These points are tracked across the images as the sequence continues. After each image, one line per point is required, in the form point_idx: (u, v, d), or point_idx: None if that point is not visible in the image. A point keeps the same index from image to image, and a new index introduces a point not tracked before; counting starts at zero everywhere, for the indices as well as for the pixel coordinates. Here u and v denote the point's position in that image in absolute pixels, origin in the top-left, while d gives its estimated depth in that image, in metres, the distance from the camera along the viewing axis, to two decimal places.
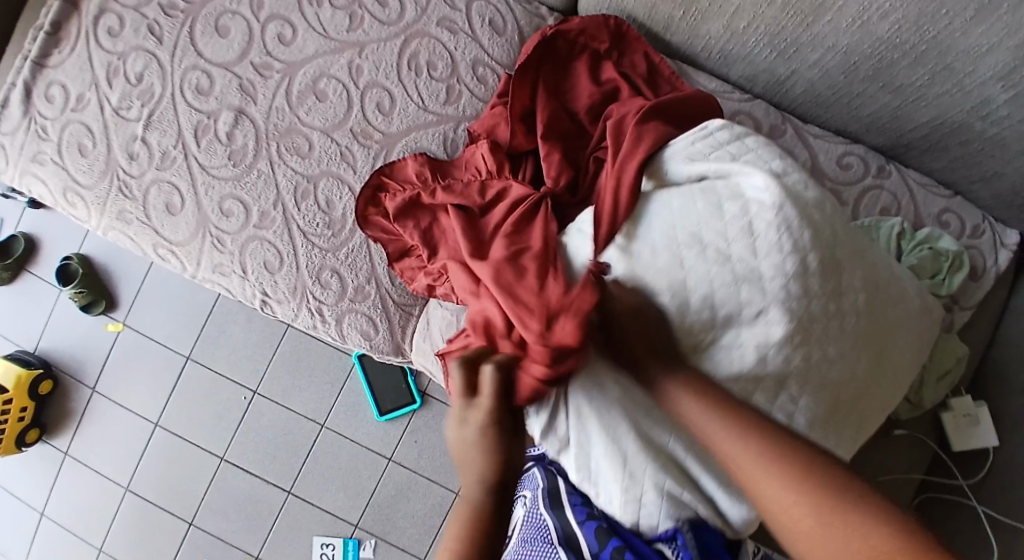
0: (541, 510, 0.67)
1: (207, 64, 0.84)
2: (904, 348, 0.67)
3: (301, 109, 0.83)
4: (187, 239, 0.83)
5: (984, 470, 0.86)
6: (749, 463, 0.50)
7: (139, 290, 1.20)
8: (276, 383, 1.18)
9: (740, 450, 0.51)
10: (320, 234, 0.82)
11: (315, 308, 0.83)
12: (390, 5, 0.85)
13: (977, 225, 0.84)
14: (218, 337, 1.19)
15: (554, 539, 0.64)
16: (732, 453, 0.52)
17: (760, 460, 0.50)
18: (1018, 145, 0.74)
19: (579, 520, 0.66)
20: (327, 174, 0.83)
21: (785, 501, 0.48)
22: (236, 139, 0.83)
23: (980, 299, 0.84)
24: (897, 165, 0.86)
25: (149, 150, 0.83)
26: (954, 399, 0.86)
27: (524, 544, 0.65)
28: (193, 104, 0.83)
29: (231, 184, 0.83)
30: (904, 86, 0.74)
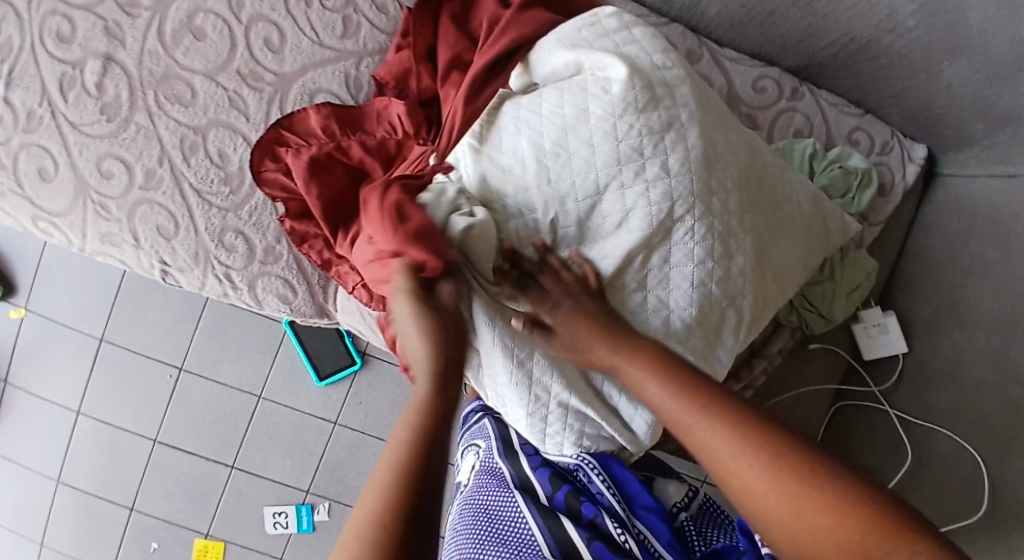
0: (496, 457, 0.67)
1: (67, 7, 0.75)
2: (780, 266, 0.70)
3: (178, 51, 0.77)
4: (67, 208, 0.77)
5: (893, 376, 0.92)
6: (694, 422, 0.50)
7: (37, 271, 1.11)
8: (201, 356, 1.11)
9: (686, 410, 0.51)
10: (217, 191, 0.77)
11: (222, 273, 0.78)
12: None
13: (885, 142, 0.86)
14: (133, 314, 1.12)
15: (509, 480, 0.63)
16: (687, 428, 0.50)
17: (706, 418, 0.50)
18: (923, 58, 0.75)
19: (533, 466, 0.66)
20: (215, 124, 0.77)
21: (729, 455, 0.47)
22: (107, 90, 0.75)
23: (888, 215, 0.87)
24: (810, 85, 0.85)
25: (13, 111, 0.75)
26: (864, 311, 0.92)
27: (479, 487, 0.64)
28: (56, 54, 0.75)
29: (107, 141, 0.76)
30: (814, 2, 0.73)
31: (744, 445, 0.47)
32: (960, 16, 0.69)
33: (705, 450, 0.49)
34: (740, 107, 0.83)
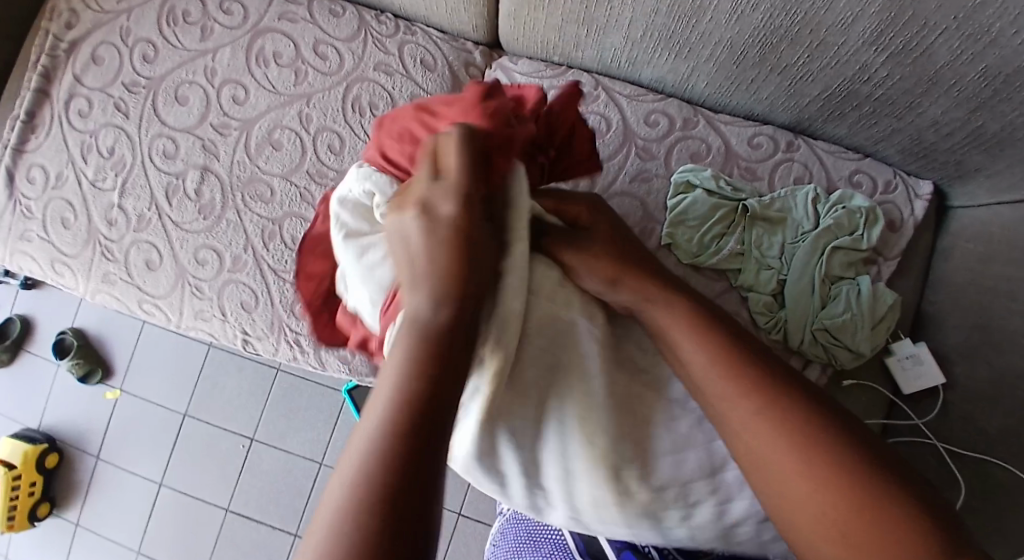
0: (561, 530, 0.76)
1: (170, 130, 0.93)
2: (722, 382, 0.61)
3: (259, 159, 0.92)
4: (168, 290, 0.91)
5: (936, 410, 0.92)
6: (753, 437, 0.54)
7: (132, 357, 1.25)
8: (273, 428, 1.20)
9: (752, 423, 0.54)
10: (288, 269, 0.89)
11: (293, 339, 0.90)
12: (329, 58, 0.94)
13: (888, 181, 0.92)
14: (212, 389, 1.22)
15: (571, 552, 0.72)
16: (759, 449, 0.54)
17: (771, 430, 0.53)
18: (904, 100, 0.82)
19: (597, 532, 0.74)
20: (290, 215, 0.90)
21: (794, 489, 0.51)
22: (203, 194, 0.91)
23: (905, 247, 0.92)
24: (806, 139, 0.94)
25: (126, 215, 0.92)
26: (895, 343, 0.93)
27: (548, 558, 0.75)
28: (162, 167, 0.92)
29: (202, 235, 0.91)
30: (790, 66, 0.83)
31: (815, 474, 0.51)
32: (929, 60, 0.76)
33: (769, 468, 0.53)
34: (738, 163, 0.92)
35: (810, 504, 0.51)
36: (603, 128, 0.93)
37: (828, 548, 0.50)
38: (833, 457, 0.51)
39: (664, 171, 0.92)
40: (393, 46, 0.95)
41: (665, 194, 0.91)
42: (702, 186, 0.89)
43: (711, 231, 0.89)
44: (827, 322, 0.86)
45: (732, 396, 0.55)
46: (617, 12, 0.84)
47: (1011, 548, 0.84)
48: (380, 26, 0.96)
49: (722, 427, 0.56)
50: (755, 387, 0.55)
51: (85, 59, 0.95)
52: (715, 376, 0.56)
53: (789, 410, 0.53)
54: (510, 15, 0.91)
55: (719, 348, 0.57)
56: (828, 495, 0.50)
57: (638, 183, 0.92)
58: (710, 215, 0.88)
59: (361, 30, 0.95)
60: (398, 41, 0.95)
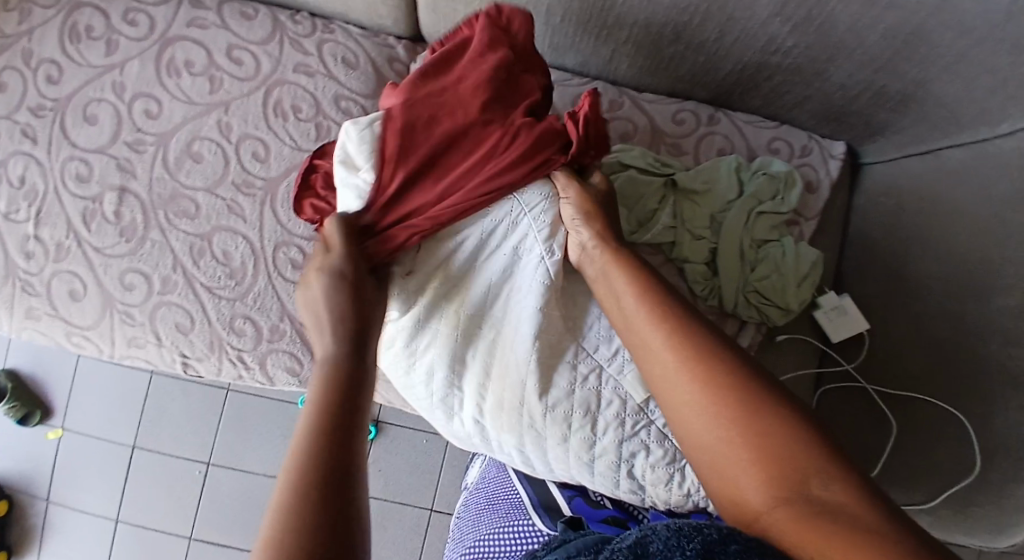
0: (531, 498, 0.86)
1: (83, 152, 0.89)
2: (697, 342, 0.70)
3: (182, 175, 0.89)
4: (95, 322, 0.88)
5: (863, 352, 0.98)
6: (678, 389, 0.60)
7: (71, 393, 1.19)
8: (228, 448, 1.17)
9: (676, 378, 0.60)
10: (225, 286, 0.87)
11: (236, 357, 0.88)
12: (245, 64, 0.92)
13: (804, 145, 0.97)
14: (158, 417, 1.19)
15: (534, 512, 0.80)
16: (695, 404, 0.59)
17: (693, 384, 0.59)
18: (812, 67, 0.87)
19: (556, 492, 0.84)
20: (219, 229, 0.88)
21: (709, 432, 0.57)
22: (124, 216, 0.88)
23: (823, 207, 0.97)
24: (725, 111, 0.98)
25: (44, 245, 0.88)
26: (822, 298, 0.98)
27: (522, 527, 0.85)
28: (77, 192, 0.88)
29: (128, 258, 0.87)
30: (703, 43, 0.86)
31: (727, 419, 0.56)
32: (831, 27, 0.81)
33: (689, 415, 0.59)
34: (663, 139, 0.95)
35: (723, 445, 0.56)
36: None
37: (737, 483, 0.55)
38: (751, 404, 0.56)
39: None
40: (312, 45, 0.94)
41: None
42: (632, 165, 0.91)
43: (644, 208, 0.91)
44: (758, 285, 0.90)
45: (663, 352, 0.62)
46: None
47: (943, 480, 0.89)
48: (296, 26, 0.94)
49: (657, 380, 0.63)
50: (684, 348, 0.61)
51: None
52: (657, 340, 0.63)
53: (711, 363, 0.59)
54: (428, 6, 0.91)
55: (659, 318, 0.64)
56: (738, 434, 0.56)
57: None
58: (642, 193, 0.91)
59: (277, 30, 0.94)
60: (316, 41, 0.94)
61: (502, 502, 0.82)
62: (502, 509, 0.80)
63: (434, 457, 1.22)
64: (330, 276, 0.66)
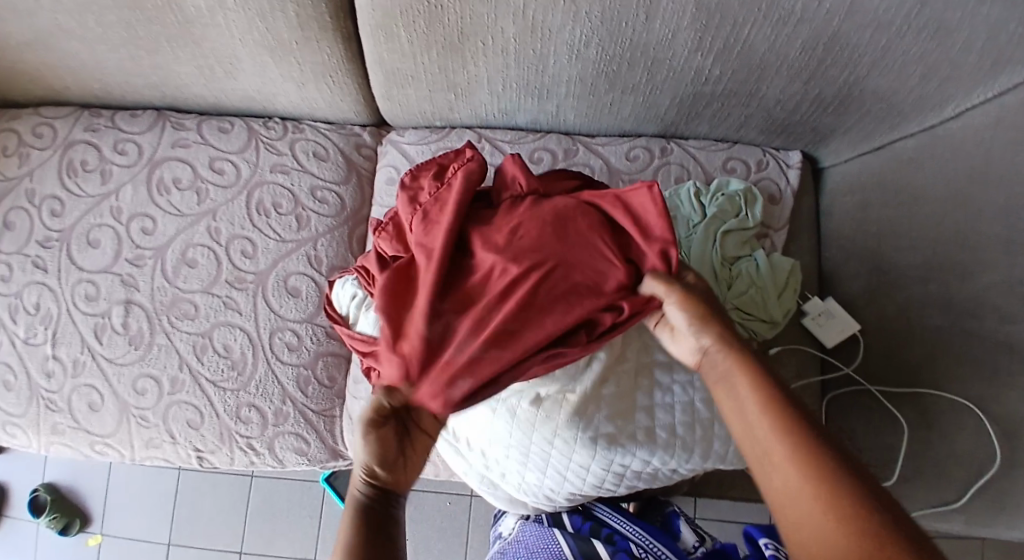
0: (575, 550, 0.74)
1: (89, 274, 0.96)
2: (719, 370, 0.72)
3: (179, 281, 0.96)
4: (114, 429, 0.93)
5: (859, 354, 0.97)
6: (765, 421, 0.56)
7: (106, 499, 1.24)
8: (259, 535, 1.20)
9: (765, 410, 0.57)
10: (227, 377, 0.93)
11: (246, 444, 0.92)
12: (226, 172, 1.00)
13: (760, 160, 1.00)
14: (190, 511, 1.23)
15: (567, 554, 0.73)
16: (766, 454, 0.55)
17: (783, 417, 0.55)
18: (745, 88, 0.90)
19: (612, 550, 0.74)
20: (218, 325, 0.94)
21: (794, 457, 0.53)
22: (131, 326, 0.95)
23: (789, 216, 0.99)
24: (678, 140, 1.02)
25: (61, 363, 0.94)
26: (807, 304, 0.98)
27: None
28: (87, 310, 0.95)
29: (138, 365, 0.94)
30: (637, 85, 0.91)
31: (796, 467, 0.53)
32: (752, 50, 0.85)
33: (778, 443, 0.54)
34: (621, 177, 0.99)
35: (785, 471, 0.53)
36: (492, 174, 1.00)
37: (802, 501, 0.51)
38: (821, 444, 0.53)
39: None
40: (285, 146, 1.01)
41: None
42: None
43: None
44: (735, 301, 0.92)
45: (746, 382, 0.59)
46: (473, 74, 0.92)
47: (968, 469, 0.86)
48: (268, 132, 1.02)
49: (736, 427, 0.59)
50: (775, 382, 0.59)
51: None
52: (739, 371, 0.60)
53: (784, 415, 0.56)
54: (383, 96, 0.98)
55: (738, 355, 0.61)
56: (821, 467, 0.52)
57: None
58: None
59: (251, 138, 1.01)
60: (288, 141, 1.02)
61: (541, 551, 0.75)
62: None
63: (460, 517, 1.24)
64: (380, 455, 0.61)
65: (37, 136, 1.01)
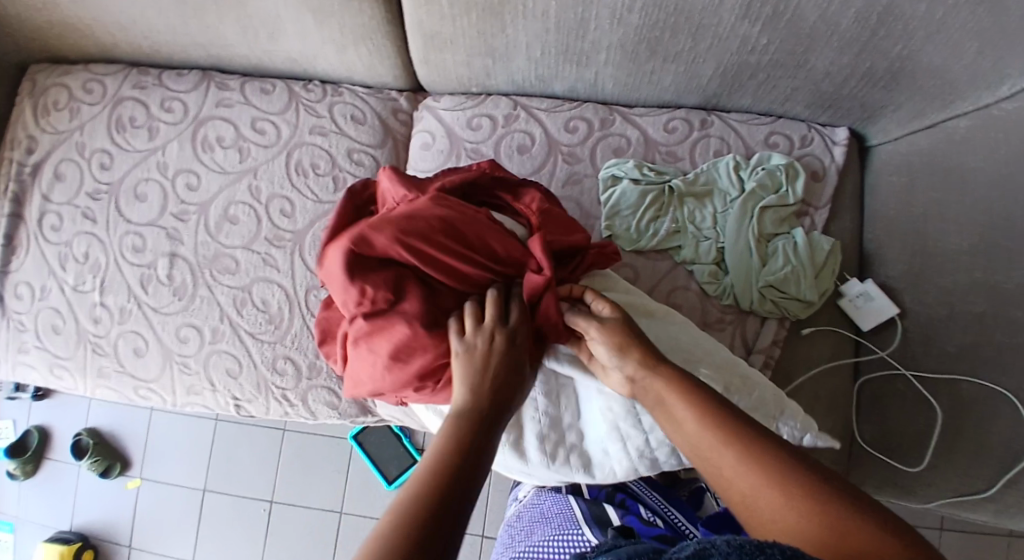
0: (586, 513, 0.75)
1: (137, 226, 1.00)
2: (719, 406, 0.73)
3: (221, 236, 0.99)
4: (157, 375, 0.98)
5: (897, 339, 0.93)
6: (716, 461, 0.58)
7: (146, 446, 1.30)
8: (288, 487, 1.25)
9: (735, 471, 0.56)
10: (265, 330, 0.96)
11: (281, 396, 0.96)
12: (268, 132, 1.02)
13: (804, 136, 0.97)
14: (224, 461, 1.28)
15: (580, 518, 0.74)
16: (732, 473, 0.57)
17: (759, 474, 0.55)
18: (792, 59, 0.88)
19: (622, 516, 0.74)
20: (257, 281, 0.97)
21: (754, 491, 0.55)
22: (175, 278, 0.98)
23: (831, 194, 0.97)
24: (719, 113, 1.00)
25: (109, 311, 0.99)
26: (844, 286, 0.96)
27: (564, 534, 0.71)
28: (134, 261, 0.99)
29: (181, 315, 0.97)
30: (679, 52, 0.90)
31: (772, 484, 0.54)
32: (802, 17, 0.82)
33: (751, 502, 0.55)
34: (658, 148, 0.98)
35: (757, 488, 0.55)
36: (527, 142, 0.99)
37: (769, 530, 0.53)
38: (788, 457, 0.55)
39: (591, 170, 0.98)
40: (324, 108, 1.03)
41: (595, 192, 0.97)
42: (627, 176, 0.95)
43: (645, 215, 0.93)
44: (770, 278, 0.90)
45: (717, 452, 0.58)
46: (512, 38, 0.91)
47: (1002, 458, 0.85)
48: (308, 94, 1.04)
49: (683, 441, 0.61)
50: (739, 437, 0.58)
51: (49, 177, 1.03)
52: (676, 401, 0.62)
53: (742, 436, 0.57)
54: (421, 60, 0.98)
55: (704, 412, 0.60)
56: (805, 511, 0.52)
57: (570, 186, 0.97)
58: (642, 202, 0.93)
59: (292, 99, 1.03)
60: (328, 104, 1.03)
61: (554, 514, 0.76)
62: (556, 522, 0.74)
63: None
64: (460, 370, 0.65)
65: (88, 90, 1.04)
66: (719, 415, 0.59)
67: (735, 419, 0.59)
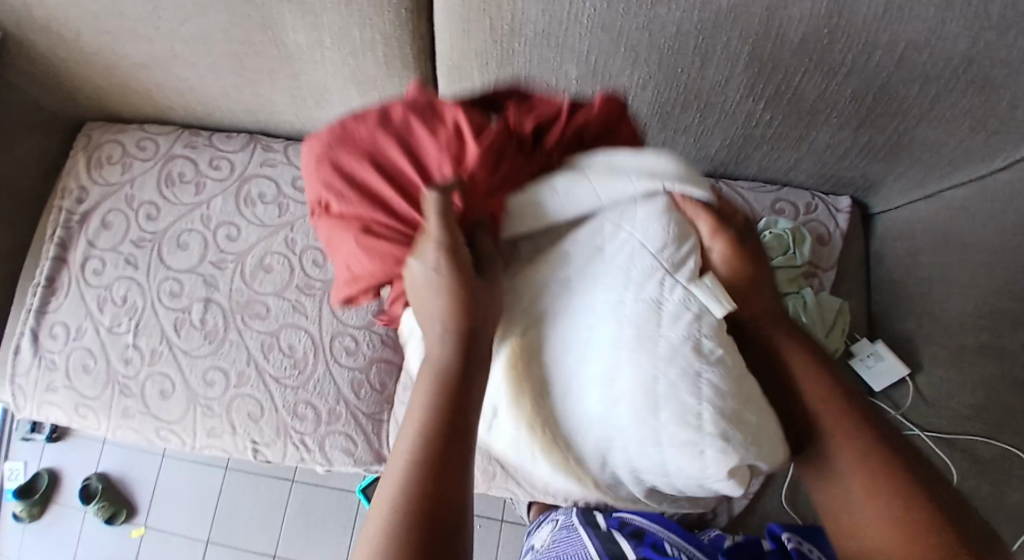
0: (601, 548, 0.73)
1: (175, 272, 1.05)
2: None
3: (255, 284, 1.04)
4: (180, 416, 1.00)
5: (909, 400, 0.95)
6: (849, 486, 0.55)
7: (154, 492, 1.28)
8: (292, 543, 1.22)
9: (857, 498, 0.54)
10: (289, 375, 0.99)
11: (299, 440, 0.98)
12: (306, 190, 1.09)
13: (809, 203, 1.04)
14: (231, 513, 1.26)
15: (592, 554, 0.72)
16: (862, 504, 0.54)
17: (884, 508, 0.53)
18: (794, 133, 0.96)
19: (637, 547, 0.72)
20: (286, 326, 1.01)
21: (872, 523, 0.53)
22: (208, 322, 1.02)
23: (837, 258, 1.02)
24: (727, 181, 1.07)
25: (140, 352, 1.02)
26: (853, 345, 0.99)
27: None
28: (169, 305, 1.03)
29: (210, 357, 1.01)
30: (689, 126, 0.98)
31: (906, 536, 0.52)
32: (801, 97, 0.90)
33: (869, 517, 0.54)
34: None
35: (885, 528, 0.53)
36: None
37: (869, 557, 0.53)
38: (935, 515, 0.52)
39: None
40: None
41: None
42: None
43: None
44: None
45: (836, 449, 0.56)
46: None
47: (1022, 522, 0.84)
48: None
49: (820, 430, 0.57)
50: (886, 469, 0.54)
51: (95, 225, 1.09)
52: (841, 415, 0.57)
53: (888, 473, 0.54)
54: None
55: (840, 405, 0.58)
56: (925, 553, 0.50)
57: None
58: None
59: None
60: None
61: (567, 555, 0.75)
62: None
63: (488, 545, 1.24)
64: (436, 291, 0.54)
65: (141, 148, 1.13)
66: (874, 446, 0.55)
67: (889, 457, 0.55)
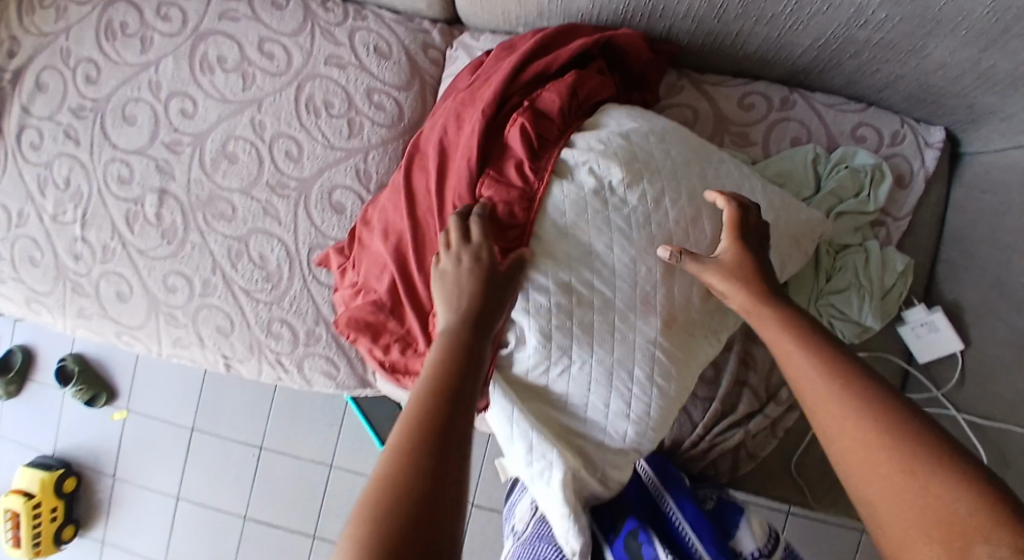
0: None
1: (123, 154, 0.88)
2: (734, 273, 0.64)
3: (217, 175, 0.87)
4: (142, 321, 0.89)
5: (956, 377, 0.84)
6: (842, 415, 0.55)
7: (133, 377, 1.24)
8: (279, 433, 1.19)
9: (847, 425, 0.54)
10: (261, 288, 0.86)
11: (275, 359, 0.87)
12: (276, 57, 0.88)
13: (895, 132, 0.84)
14: (215, 402, 1.22)
15: None
16: (847, 432, 0.55)
17: (869, 428, 0.54)
18: (907, 43, 0.73)
19: None
20: (255, 231, 0.86)
21: (854, 437, 0.54)
22: (164, 218, 0.87)
23: (915, 205, 0.84)
24: (802, 91, 0.86)
25: (90, 246, 0.88)
26: (908, 310, 0.85)
27: None
28: (119, 194, 0.88)
29: (169, 260, 0.87)
30: (775, 17, 0.74)
31: (889, 468, 0.52)
32: None
33: (833, 434, 0.56)
34: (729, 127, 0.86)
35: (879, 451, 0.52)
36: None
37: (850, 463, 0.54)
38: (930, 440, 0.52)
39: None
40: (343, 36, 0.88)
41: None
42: None
43: None
44: (833, 296, 0.80)
45: (835, 403, 0.56)
46: None
47: None
48: (326, 15, 0.89)
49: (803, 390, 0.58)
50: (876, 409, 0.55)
51: (29, 87, 0.90)
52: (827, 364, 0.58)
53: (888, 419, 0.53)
54: None
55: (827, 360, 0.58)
56: (896, 445, 0.52)
57: None
58: None
59: (308, 21, 0.89)
60: (348, 30, 0.89)
61: None
62: None
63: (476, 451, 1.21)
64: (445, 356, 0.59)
65: None
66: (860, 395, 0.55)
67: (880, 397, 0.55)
